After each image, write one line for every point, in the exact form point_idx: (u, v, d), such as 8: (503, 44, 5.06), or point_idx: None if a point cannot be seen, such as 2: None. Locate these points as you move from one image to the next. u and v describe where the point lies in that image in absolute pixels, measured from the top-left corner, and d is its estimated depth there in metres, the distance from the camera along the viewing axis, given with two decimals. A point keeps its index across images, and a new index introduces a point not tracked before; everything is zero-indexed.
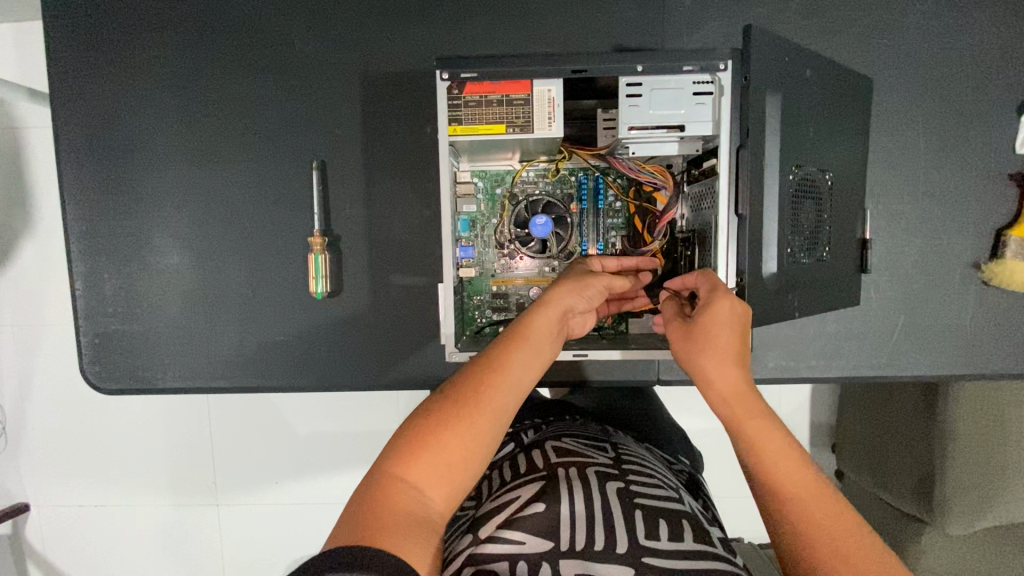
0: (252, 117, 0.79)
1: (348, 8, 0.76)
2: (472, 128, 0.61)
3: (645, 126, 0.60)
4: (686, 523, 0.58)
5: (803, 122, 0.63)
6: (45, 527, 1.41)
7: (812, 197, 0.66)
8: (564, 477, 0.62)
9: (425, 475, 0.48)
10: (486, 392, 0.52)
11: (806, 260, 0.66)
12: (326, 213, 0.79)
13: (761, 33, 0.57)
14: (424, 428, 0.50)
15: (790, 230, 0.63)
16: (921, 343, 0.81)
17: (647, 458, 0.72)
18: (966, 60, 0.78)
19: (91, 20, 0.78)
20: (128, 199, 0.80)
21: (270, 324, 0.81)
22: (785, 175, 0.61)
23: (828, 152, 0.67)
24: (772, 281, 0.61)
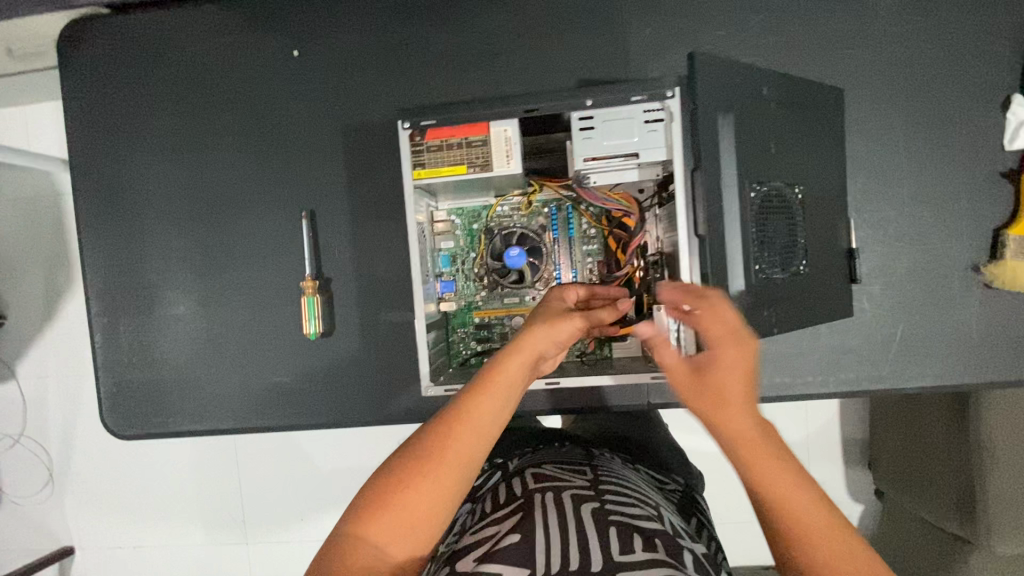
0: (247, 173, 0.85)
1: (329, 65, 0.82)
2: (435, 170, 0.64)
3: (601, 156, 0.62)
4: (659, 541, 0.57)
5: (762, 140, 0.63)
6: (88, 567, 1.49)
7: (781, 214, 0.65)
8: (539, 504, 0.63)
9: (390, 527, 0.49)
10: (452, 441, 0.52)
11: (781, 276, 0.64)
12: (318, 258, 0.83)
13: (704, 59, 0.58)
14: (385, 486, 0.51)
15: (756, 248, 0.62)
16: (925, 352, 0.77)
17: (629, 479, 0.73)
18: (939, 62, 0.76)
19: (103, 98, 0.86)
20: (141, 256, 0.87)
21: (272, 366, 0.85)
22: (743, 194, 0.61)
23: (795, 166, 0.67)
24: (742, 299, 0.61)
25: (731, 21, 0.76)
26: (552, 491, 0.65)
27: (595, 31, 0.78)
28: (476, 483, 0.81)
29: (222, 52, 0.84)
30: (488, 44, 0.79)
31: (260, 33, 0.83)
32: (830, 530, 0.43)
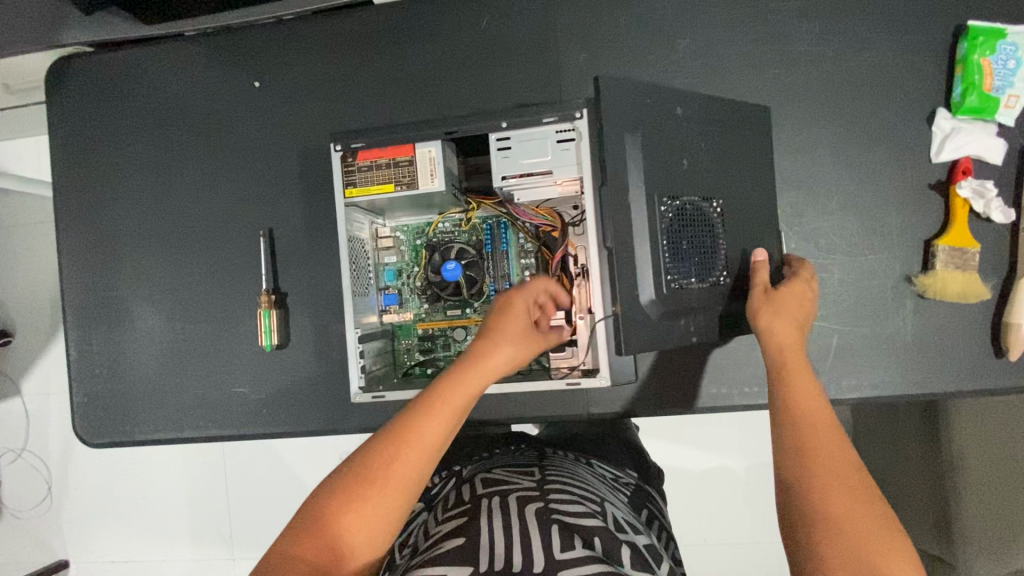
0: (213, 196, 0.91)
1: (288, 95, 0.88)
2: (365, 187, 0.72)
3: (517, 173, 0.68)
4: (598, 539, 0.59)
5: (675, 157, 0.66)
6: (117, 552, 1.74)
7: (696, 227, 0.68)
8: (486, 507, 0.65)
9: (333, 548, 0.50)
10: (398, 463, 0.52)
11: (695, 288, 0.67)
12: (275, 274, 0.88)
13: (610, 82, 0.62)
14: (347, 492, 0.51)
15: (668, 260, 0.65)
16: (861, 362, 0.78)
17: (578, 480, 0.76)
18: (865, 78, 0.79)
19: (85, 128, 0.94)
20: (114, 274, 0.93)
21: (231, 377, 0.89)
22: (652, 209, 0.64)
23: (713, 181, 0.70)
24: (652, 308, 0.64)
25: (658, 46, 0.81)
26: (499, 496, 0.67)
27: (531, 58, 0.83)
28: (429, 492, 0.83)
29: (191, 85, 0.91)
30: (434, 72, 0.85)
31: (225, 66, 0.90)
32: (837, 440, 0.52)
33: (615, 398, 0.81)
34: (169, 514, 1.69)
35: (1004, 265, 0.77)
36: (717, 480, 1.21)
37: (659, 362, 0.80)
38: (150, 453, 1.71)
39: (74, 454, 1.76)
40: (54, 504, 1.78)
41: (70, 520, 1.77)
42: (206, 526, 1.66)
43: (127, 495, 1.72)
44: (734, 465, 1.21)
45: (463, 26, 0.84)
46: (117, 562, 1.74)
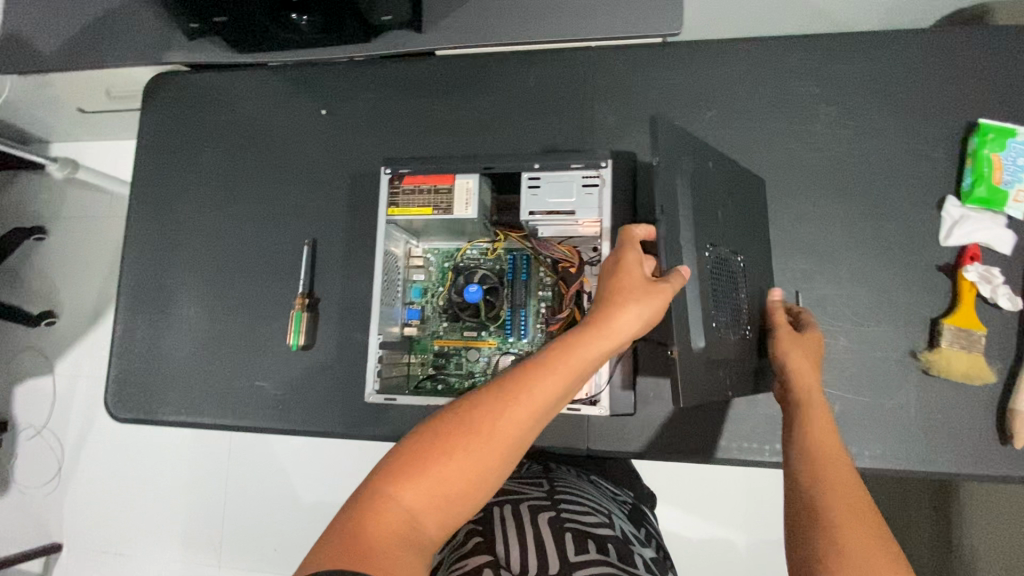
0: (269, 203, 1.00)
1: (351, 124, 1.00)
2: (406, 208, 0.80)
3: (545, 210, 0.76)
4: (610, 545, 0.71)
5: (710, 211, 0.73)
6: (109, 536, 1.78)
7: (727, 279, 0.73)
8: (503, 513, 0.76)
9: (419, 497, 0.51)
10: (506, 419, 0.54)
11: (728, 336, 0.71)
12: (312, 280, 0.96)
13: (665, 125, 0.67)
14: (443, 445, 0.53)
15: (711, 306, 0.69)
16: (863, 432, 0.79)
17: (580, 489, 0.87)
18: (880, 160, 0.84)
19: (167, 131, 1.05)
20: (168, 262, 1.01)
21: (257, 370, 0.96)
22: (696, 255, 0.69)
23: (731, 238, 0.75)
24: (700, 348, 0.67)
25: (684, 113, 0.89)
26: (511, 505, 0.77)
27: (569, 114, 0.92)
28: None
29: (267, 106, 1.03)
30: (482, 119, 0.96)
31: (299, 94, 1.02)
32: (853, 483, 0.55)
33: (615, 436, 0.83)
34: (170, 508, 1.74)
35: (1011, 351, 0.78)
36: (714, 543, 1.19)
37: (661, 406, 0.83)
38: (162, 444, 1.78)
39: (90, 437, 1.84)
40: (60, 484, 1.83)
41: (72, 503, 1.82)
42: (202, 524, 1.71)
43: (133, 484, 1.78)
44: (729, 530, 1.19)
45: (512, 81, 0.95)
46: (108, 551, 1.77)
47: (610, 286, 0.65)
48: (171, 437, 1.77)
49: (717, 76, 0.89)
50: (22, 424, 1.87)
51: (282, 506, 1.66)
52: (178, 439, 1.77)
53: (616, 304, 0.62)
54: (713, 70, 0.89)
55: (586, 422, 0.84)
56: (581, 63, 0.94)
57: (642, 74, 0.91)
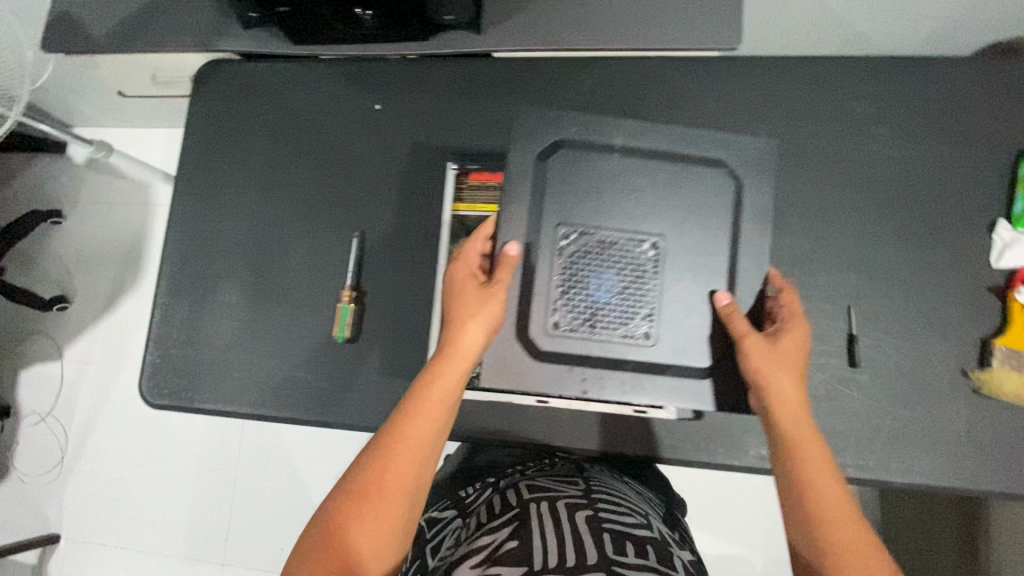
0: (318, 195, 1.00)
1: (405, 120, 1.00)
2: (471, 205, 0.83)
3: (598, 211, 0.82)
4: (647, 545, 0.74)
5: (581, 194, 0.82)
6: (110, 528, 1.74)
7: (613, 264, 0.82)
8: (538, 511, 0.79)
9: (362, 527, 0.66)
10: (401, 453, 0.69)
11: (585, 322, 0.81)
12: (360, 273, 0.95)
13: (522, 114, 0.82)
14: (363, 485, 0.68)
15: (559, 293, 0.81)
16: (913, 448, 0.79)
17: (614, 490, 0.90)
18: (934, 180, 0.85)
19: (216, 118, 1.05)
20: (212, 249, 1.01)
21: (299, 361, 0.95)
22: (551, 241, 0.81)
23: (642, 223, 0.82)
24: (537, 350, 0.80)
25: (741, 127, 0.90)
26: (548, 504, 0.81)
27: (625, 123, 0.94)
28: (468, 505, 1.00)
29: (320, 99, 1.03)
30: (538, 120, 0.96)
31: (353, 88, 1.02)
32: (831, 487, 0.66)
33: (666, 442, 0.91)
34: (175, 503, 1.71)
35: None
36: None
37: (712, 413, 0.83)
38: (171, 438, 1.75)
39: (96, 426, 1.80)
40: (62, 474, 1.79)
41: (74, 493, 1.78)
42: (208, 520, 1.68)
43: (138, 477, 1.75)
44: None
45: (569, 88, 0.96)
46: (109, 545, 1.73)
47: (452, 307, 0.77)
48: (180, 430, 1.74)
49: (774, 92, 0.90)
50: (26, 410, 1.83)
51: (292, 504, 1.64)
52: (188, 431, 1.74)
53: (460, 326, 0.75)
54: (770, 86, 0.90)
55: None
56: (638, 73, 0.95)
57: (700, 86, 0.92)
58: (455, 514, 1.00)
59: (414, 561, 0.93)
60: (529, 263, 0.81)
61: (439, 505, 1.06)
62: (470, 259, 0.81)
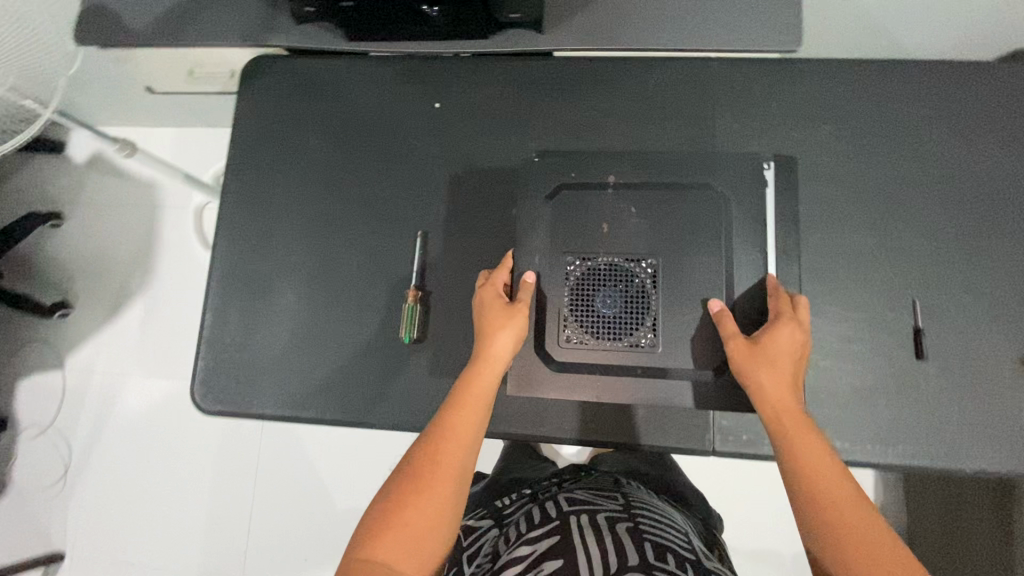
0: (375, 194, 0.98)
1: (464, 118, 0.99)
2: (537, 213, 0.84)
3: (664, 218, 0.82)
4: (686, 562, 0.74)
5: (589, 222, 0.83)
6: (117, 545, 1.65)
7: (616, 283, 0.81)
8: (578, 521, 0.81)
9: (404, 529, 0.65)
10: (442, 456, 0.69)
11: (589, 337, 0.81)
12: (423, 273, 0.94)
13: (472, 168, 0.97)
14: (405, 489, 0.68)
15: (565, 312, 0.82)
16: (979, 437, 0.82)
17: (654, 507, 0.91)
18: (988, 179, 0.89)
19: (266, 117, 1.03)
20: (264, 250, 0.98)
21: (361, 364, 0.93)
22: (557, 266, 0.82)
23: (638, 244, 0.82)
24: (547, 363, 0.82)
25: (802, 127, 0.92)
26: (589, 515, 0.83)
27: (689, 122, 0.95)
28: (503, 515, 0.98)
29: (377, 97, 1.01)
30: (600, 119, 0.97)
31: (411, 86, 1.01)
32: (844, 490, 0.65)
33: (741, 438, 0.85)
34: (189, 516, 1.64)
35: None
36: None
37: None
38: (184, 447, 1.68)
39: (102, 437, 1.72)
40: (65, 488, 1.70)
41: (78, 508, 1.69)
42: (224, 534, 1.61)
43: (149, 489, 1.67)
44: None
45: (632, 87, 0.97)
46: (117, 562, 1.64)
47: (479, 322, 0.78)
48: (195, 440, 1.68)
49: (833, 94, 0.93)
50: (26, 422, 1.74)
51: (313, 515, 1.58)
52: (203, 440, 1.67)
53: (490, 335, 0.76)
54: (829, 88, 0.93)
55: (713, 422, 0.86)
56: (701, 73, 0.96)
57: (761, 87, 0.94)
58: (490, 523, 0.97)
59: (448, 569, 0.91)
60: (543, 287, 0.82)
61: (474, 513, 1.04)
62: (495, 280, 0.81)
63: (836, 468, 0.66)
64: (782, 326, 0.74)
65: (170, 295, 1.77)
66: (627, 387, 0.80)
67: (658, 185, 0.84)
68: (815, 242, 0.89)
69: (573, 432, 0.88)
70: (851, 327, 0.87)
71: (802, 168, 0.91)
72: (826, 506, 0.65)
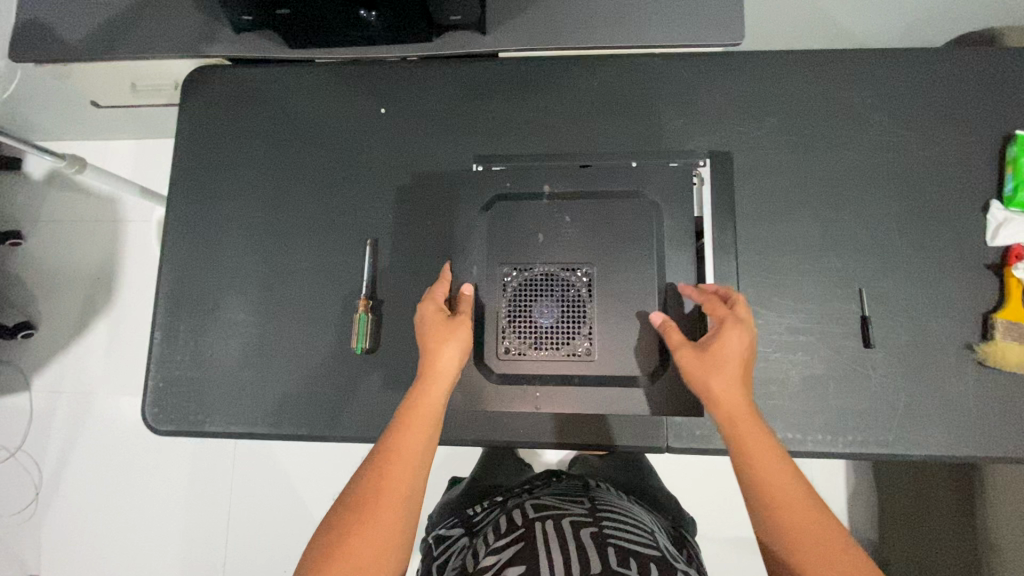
0: (324, 204, 0.97)
1: (410, 123, 0.98)
2: (479, 226, 0.86)
3: (603, 223, 0.84)
4: (654, 565, 0.67)
5: (525, 233, 0.84)
6: (92, 566, 1.63)
7: (553, 292, 0.82)
8: (541, 529, 0.72)
9: (353, 554, 0.63)
10: (390, 475, 0.67)
11: (528, 348, 0.82)
12: (373, 282, 0.93)
13: (417, 178, 0.96)
14: (352, 513, 0.65)
15: (503, 324, 0.82)
16: (928, 422, 0.83)
17: (624, 509, 0.83)
18: (929, 166, 0.90)
19: (210, 130, 1.01)
20: (212, 266, 0.97)
21: (315, 377, 0.92)
22: (494, 278, 0.84)
23: (572, 253, 0.83)
24: (489, 375, 0.82)
25: (747, 121, 0.93)
26: (553, 519, 0.75)
27: (636, 119, 0.94)
28: (474, 522, 0.91)
29: (323, 104, 1.00)
30: (547, 119, 0.96)
31: (355, 93, 1.00)
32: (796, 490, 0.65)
33: (695, 433, 0.85)
34: (165, 533, 1.62)
35: None
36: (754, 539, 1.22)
37: None
38: (157, 465, 1.65)
39: (73, 458, 1.69)
40: (38, 512, 1.67)
41: (52, 531, 1.66)
42: (201, 550, 1.59)
43: (123, 509, 1.65)
44: None
45: (579, 87, 0.96)
46: None
47: (422, 336, 0.77)
48: (167, 457, 1.65)
49: (777, 87, 0.93)
50: None
51: (289, 528, 1.57)
52: (175, 457, 1.65)
53: (433, 350, 0.75)
54: (772, 81, 0.93)
55: (665, 420, 0.86)
56: (646, 69, 0.95)
57: (706, 82, 0.94)
58: (461, 531, 0.90)
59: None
60: (482, 299, 0.83)
61: (445, 522, 0.97)
62: (434, 294, 0.81)
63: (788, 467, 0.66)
64: (728, 332, 0.72)
65: (136, 311, 1.74)
66: (573, 395, 0.81)
67: (595, 191, 0.86)
68: (763, 236, 0.90)
69: (528, 436, 0.87)
70: (799, 318, 0.87)
71: (747, 162, 0.92)
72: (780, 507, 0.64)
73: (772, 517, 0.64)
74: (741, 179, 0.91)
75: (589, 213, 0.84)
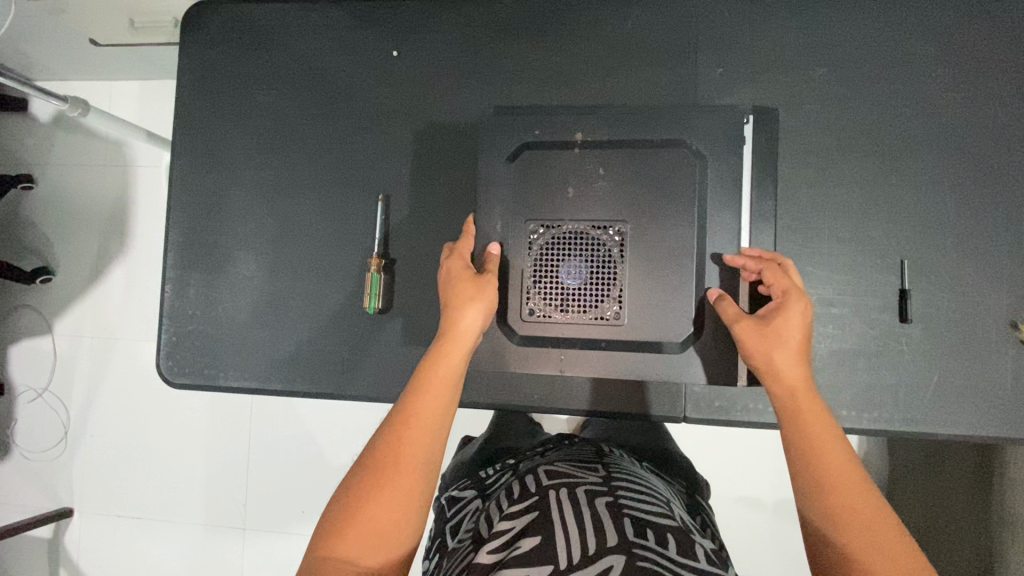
0: (333, 155, 0.92)
1: (425, 68, 0.91)
2: (498, 182, 0.81)
3: (636, 181, 0.78)
4: (669, 538, 0.66)
5: (545, 187, 0.80)
6: (120, 499, 1.72)
7: (582, 252, 0.79)
8: (557, 497, 0.72)
9: (372, 517, 0.63)
10: (410, 439, 0.66)
11: (553, 309, 0.79)
12: (385, 239, 0.90)
13: (431, 128, 0.90)
14: (371, 477, 0.64)
15: (529, 284, 0.79)
16: (959, 401, 0.80)
17: (638, 477, 0.83)
18: (994, 127, 0.82)
19: (215, 72, 0.96)
20: (220, 218, 0.94)
21: (326, 333, 0.90)
22: (520, 233, 0.79)
23: (604, 210, 0.78)
24: (512, 337, 0.80)
25: (794, 71, 0.84)
26: (567, 487, 0.74)
27: (671, 67, 0.86)
28: (487, 484, 0.91)
29: (331, 46, 0.93)
30: (573, 65, 0.88)
31: (365, 33, 0.92)
32: (854, 473, 0.62)
33: (714, 404, 0.83)
34: (186, 472, 1.68)
35: None
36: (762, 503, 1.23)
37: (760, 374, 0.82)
38: (176, 408, 1.70)
39: (96, 399, 1.74)
40: (66, 448, 1.75)
41: (81, 467, 1.74)
42: (221, 489, 1.66)
43: (146, 448, 1.71)
44: None
45: (610, 29, 0.88)
46: (124, 516, 1.71)
47: (445, 294, 0.75)
48: (185, 401, 1.69)
49: (830, 34, 0.84)
50: (21, 387, 1.76)
51: (304, 473, 1.61)
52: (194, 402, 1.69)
53: (454, 312, 0.72)
54: (825, 25, 0.84)
55: (684, 390, 0.84)
56: (686, 9, 0.86)
57: (751, 26, 0.85)
58: (474, 492, 0.91)
59: (434, 540, 0.87)
60: (506, 258, 0.80)
61: (459, 481, 0.98)
62: (460, 251, 0.78)
63: (845, 448, 0.63)
64: (793, 305, 0.68)
65: (150, 258, 1.73)
66: (600, 361, 0.78)
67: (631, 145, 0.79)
68: (800, 200, 0.84)
69: (542, 400, 0.86)
70: (833, 288, 0.83)
71: (789, 116, 0.84)
72: (833, 489, 0.61)
73: (822, 497, 0.61)
74: (781, 136, 0.84)
75: (616, 169, 0.78)
